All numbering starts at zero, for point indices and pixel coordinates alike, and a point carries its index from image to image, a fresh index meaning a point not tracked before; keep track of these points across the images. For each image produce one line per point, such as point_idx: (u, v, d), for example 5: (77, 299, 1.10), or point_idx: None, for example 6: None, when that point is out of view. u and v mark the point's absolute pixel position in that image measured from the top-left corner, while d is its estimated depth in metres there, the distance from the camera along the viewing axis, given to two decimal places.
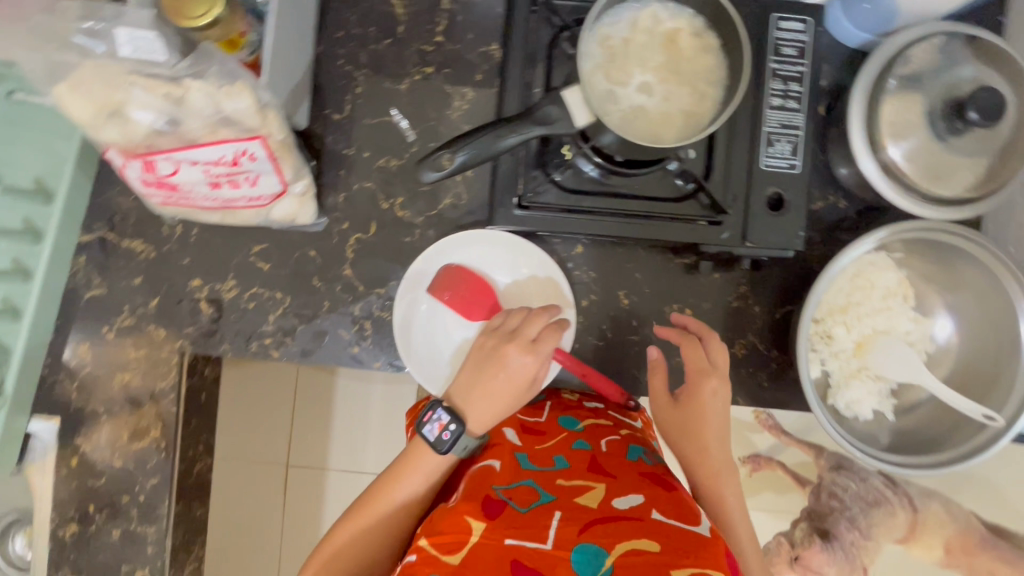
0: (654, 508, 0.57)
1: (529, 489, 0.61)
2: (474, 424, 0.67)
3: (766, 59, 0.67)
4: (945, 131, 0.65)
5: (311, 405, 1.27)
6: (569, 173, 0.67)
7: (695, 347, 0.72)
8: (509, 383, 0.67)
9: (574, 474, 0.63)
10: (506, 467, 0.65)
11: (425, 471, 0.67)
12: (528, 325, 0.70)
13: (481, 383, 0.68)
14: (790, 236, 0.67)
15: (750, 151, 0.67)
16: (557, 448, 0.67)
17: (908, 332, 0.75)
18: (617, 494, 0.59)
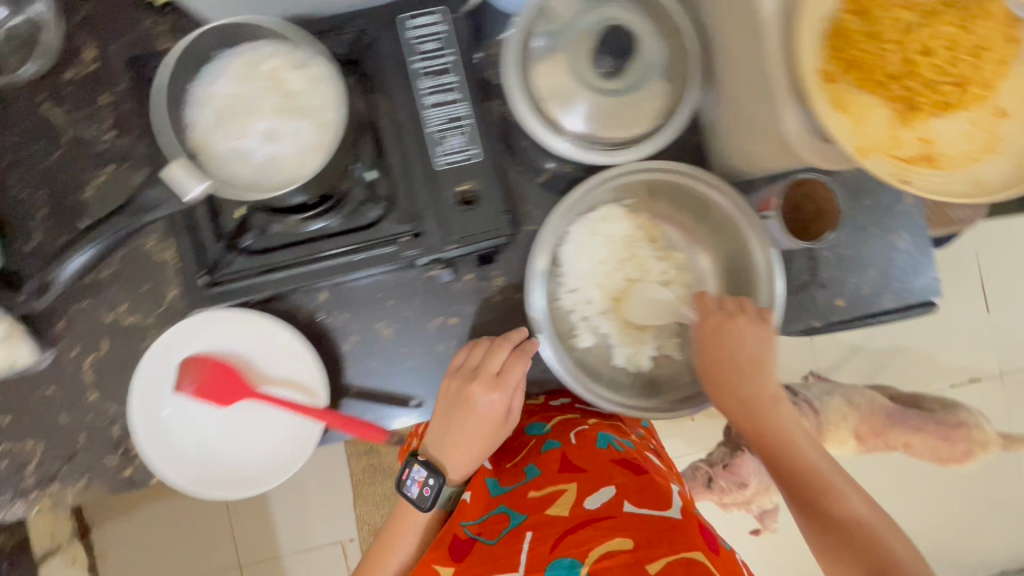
0: (625, 500, 0.62)
1: (501, 516, 0.66)
2: (455, 468, 0.72)
3: (408, 62, 0.65)
4: (600, 79, 0.64)
5: (246, 507, 1.30)
6: (255, 235, 0.65)
7: (725, 328, 0.68)
8: (482, 422, 0.71)
9: (546, 482, 0.68)
10: (478, 497, 0.71)
11: (413, 529, 0.74)
12: (490, 356, 0.71)
13: (444, 434, 0.71)
14: (489, 225, 0.65)
15: (423, 156, 0.65)
16: (530, 456, 0.73)
17: (663, 272, 0.75)
18: (588, 493, 0.64)
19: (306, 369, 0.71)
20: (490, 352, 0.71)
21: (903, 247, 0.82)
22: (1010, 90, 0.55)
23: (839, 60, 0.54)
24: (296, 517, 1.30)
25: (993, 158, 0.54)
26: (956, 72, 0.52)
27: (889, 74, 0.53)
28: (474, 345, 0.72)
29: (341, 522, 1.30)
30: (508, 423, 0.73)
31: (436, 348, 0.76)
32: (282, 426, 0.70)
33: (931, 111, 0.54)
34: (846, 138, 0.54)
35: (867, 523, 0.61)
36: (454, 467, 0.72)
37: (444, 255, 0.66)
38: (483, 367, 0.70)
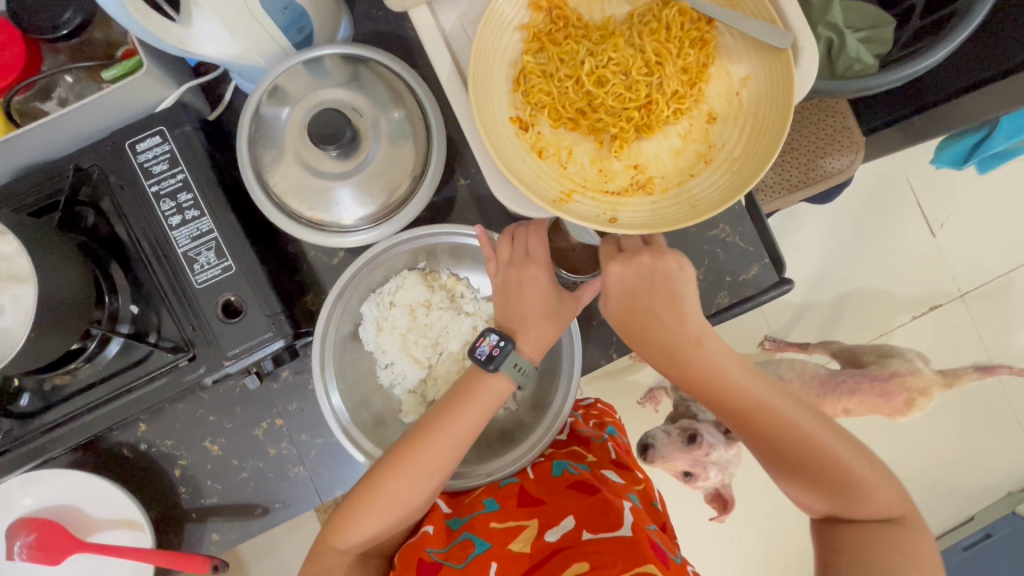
0: (583, 528, 0.62)
1: (466, 543, 0.65)
2: (527, 345, 0.65)
3: (142, 188, 0.63)
4: (338, 162, 0.63)
5: None
6: (32, 396, 0.64)
7: (629, 293, 0.62)
8: (541, 298, 0.64)
9: (505, 514, 0.67)
10: (440, 528, 0.68)
11: (418, 467, 0.62)
12: (533, 239, 0.65)
13: (520, 292, 0.65)
14: (261, 334, 0.64)
15: (178, 280, 0.64)
16: (485, 491, 0.71)
17: (474, 327, 0.73)
18: (548, 526, 0.64)
19: (128, 510, 0.70)
20: (515, 237, 0.66)
21: (730, 239, 0.78)
22: (713, 93, 0.52)
23: (532, 100, 0.51)
24: None
25: (708, 169, 0.51)
26: (637, 95, 0.50)
27: (579, 109, 0.51)
28: (498, 249, 0.66)
29: None
30: (564, 304, 0.65)
31: (270, 452, 0.75)
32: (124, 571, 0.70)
33: (632, 136, 0.51)
34: (551, 185, 0.51)
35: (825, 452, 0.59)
36: (496, 378, 0.64)
37: (226, 371, 0.64)
38: (533, 254, 0.65)
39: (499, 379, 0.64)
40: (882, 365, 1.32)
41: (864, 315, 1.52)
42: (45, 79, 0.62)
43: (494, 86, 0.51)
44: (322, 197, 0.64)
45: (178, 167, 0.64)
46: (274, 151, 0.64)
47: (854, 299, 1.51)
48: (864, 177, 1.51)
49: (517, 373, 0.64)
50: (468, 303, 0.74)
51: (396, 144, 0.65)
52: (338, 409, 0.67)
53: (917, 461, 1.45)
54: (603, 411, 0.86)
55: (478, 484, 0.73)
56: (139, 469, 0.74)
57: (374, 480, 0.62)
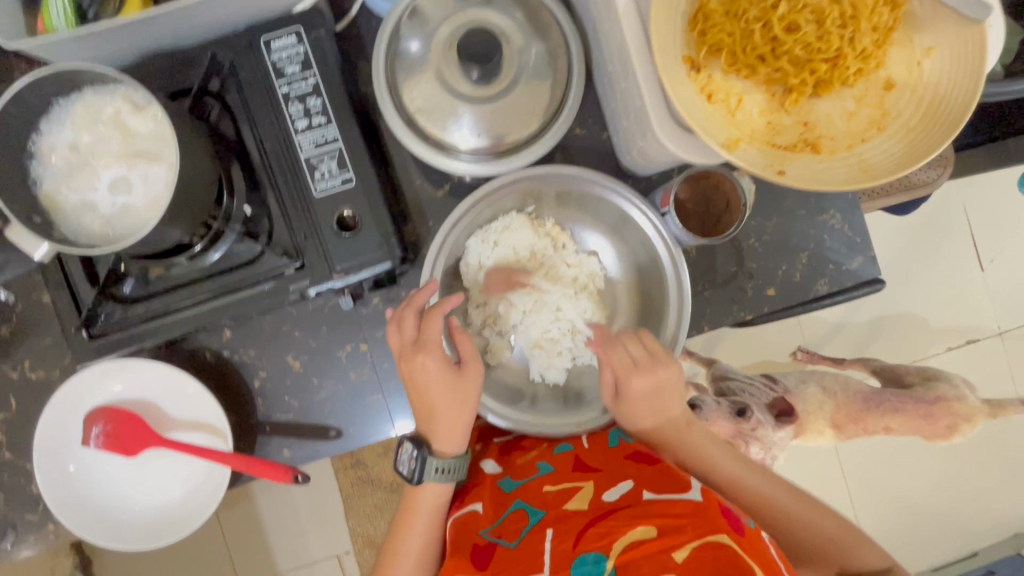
0: (644, 488, 0.60)
1: (519, 513, 0.62)
2: (440, 436, 0.65)
3: (272, 87, 0.62)
4: (473, 86, 0.62)
5: (244, 528, 1.39)
6: (134, 283, 0.63)
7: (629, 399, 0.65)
8: (443, 385, 0.63)
9: (560, 478, 0.66)
10: (489, 505, 0.67)
11: (427, 506, 0.67)
12: (421, 336, 0.64)
13: (418, 385, 0.64)
14: (373, 252, 0.63)
15: (296, 186, 0.62)
16: (538, 458, 0.71)
17: (573, 277, 0.73)
18: (604, 488, 0.62)
19: (209, 413, 0.70)
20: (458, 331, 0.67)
21: (837, 227, 0.76)
22: (895, 59, 0.50)
23: (709, 41, 0.50)
24: (290, 532, 1.41)
25: (879, 136, 0.49)
26: (827, 48, 0.47)
27: (760, 54, 0.49)
28: (401, 318, 0.65)
29: (337, 535, 1.41)
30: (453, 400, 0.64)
31: (350, 376, 0.74)
32: (197, 473, 0.70)
33: (807, 92, 0.49)
34: (719, 130, 0.49)
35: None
36: (438, 444, 0.65)
37: (331, 284, 0.64)
38: (422, 341, 0.64)
39: (442, 434, 0.65)
40: (928, 388, 1.31)
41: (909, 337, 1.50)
42: None
43: (671, 21, 0.50)
44: (450, 122, 0.63)
45: (310, 71, 0.62)
46: (408, 67, 0.62)
47: (902, 319, 1.50)
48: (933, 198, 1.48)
49: (439, 472, 0.65)
50: (570, 252, 0.74)
51: (531, 77, 0.63)
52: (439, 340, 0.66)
53: (938, 490, 1.45)
54: None
55: (564, 432, 0.68)
56: (220, 376, 0.73)
57: (407, 517, 0.67)
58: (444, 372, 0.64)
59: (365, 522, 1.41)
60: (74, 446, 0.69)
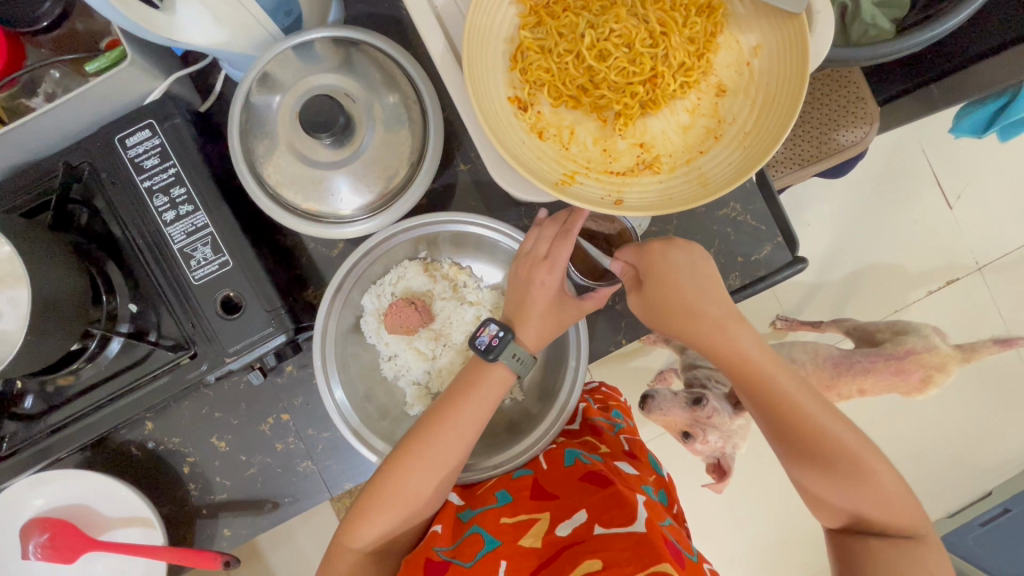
0: (595, 522, 0.59)
1: (476, 537, 0.62)
2: (527, 339, 0.64)
3: (134, 184, 0.62)
4: (331, 150, 0.61)
5: None
6: (35, 398, 0.64)
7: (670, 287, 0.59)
8: (549, 302, 0.62)
9: (517, 507, 0.65)
10: (449, 525, 0.66)
11: (432, 454, 0.62)
12: (557, 244, 0.61)
13: (532, 289, 0.62)
14: (261, 329, 0.63)
15: (175, 277, 0.62)
16: (498, 484, 0.69)
17: (476, 319, 0.72)
18: (559, 521, 0.62)
19: (136, 507, 0.70)
20: (541, 234, 0.62)
21: (740, 218, 0.75)
22: (721, 63, 0.49)
23: (530, 78, 0.49)
24: None
25: (718, 144, 0.48)
26: (641, 69, 0.47)
27: (580, 85, 0.49)
28: (542, 231, 0.63)
29: None
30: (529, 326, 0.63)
31: (277, 447, 0.74)
32: (134, 568, 0.70)
33: (636, 113, 0.48)
34: (552, 168, 0.48)
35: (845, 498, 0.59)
36: (497, 370, 0.63)
37: (227, 368, 0.63)
38: (542, 256, 0.62)
39: (502, 369, 0.63)
40: (897, 342, 1.29)
41: (878, 291, 1.48)
42: (29, 73, 0.60)
43: (489, 66, 0.49)
44: (313, 190, 0.62)
45: (169, 162, 0.62)
46: (265, 141, 0.62)
47: (867, 276, 1.48)
48: (878, 150, 1.45)
49: (514, 361, 0.63)
50: (471, 291, 0.72)
51: (390, 131, 0.63)
52: (343, 401, 0.66)
53: (937, 442, 1.42)
54: (609, 395, 0.86)
55: (484, 473, 0.72)
56: (148, 468, 0.73)
57: (379, 491, 0.62)
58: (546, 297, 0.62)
59: None
60: (14, 561, 0.70)
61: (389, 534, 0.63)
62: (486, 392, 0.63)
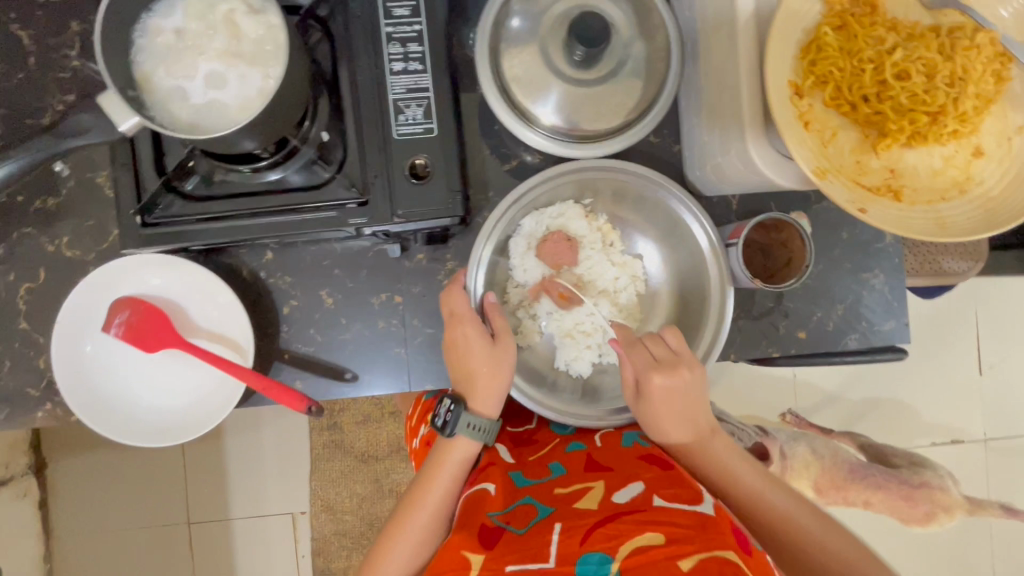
0: (656, 494, 0.56)
1: (528, 507, 0.59)
2: (475, 405, 0.65)
3: (378, 24, 0.63)
4: (573, 67, 0.62)
5: (205, 468, 1.45)
6: (198, 180, 0.63)
7: (636, 348, 0.65)
8: (481, 354, 0.64)
9: (571, 479, 0.62)
10: (501, 489, 0.63)
11: (448, 470, 0.65)
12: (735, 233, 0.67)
13: (455, 350, 0.65)
14: (439, 203, 0.63)
15: (380, 123, 0.63)
16: (552, 456, 0.68)
17: (615, 279, 0.72)
18: (615, 490, 0.58)
19: (235, 325, 0.70)
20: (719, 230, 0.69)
21: (877, 287, 0.78)
22: (988, 129, 0.51)
23: (819, 71, 0.51)
24: (247, 480, 1.46)
25: (960, 197, 0.51)
26: (931, 101, 0.49)
27: (865, 94, 0.51)
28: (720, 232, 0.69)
29: (297, 495, 1.47)
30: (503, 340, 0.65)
31: (378, 324, 0.74)
32: (206, 382, 0.69)
33: (901, 141, 0.51)
34: (811, 158, 0.50)
35: (788, 514, 0.58)
36: (459, 442, 0.65)
37: (389, 226, 0.64)
38: (461, 312, 0.65)
39: (465, 441, 0.65)
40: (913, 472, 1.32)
41: (897, 422, 1.47)
42: None
43: (786, 45, 0.51)
44: (540, 98, 0.64)
45: (417, 18, 0.63)
46: (512, 37, 0.64)
47: (895, 406, 1.48)
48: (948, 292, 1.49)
49: (472, 429, 0.64)
50: (618, 253, 0.73)
51: (628, 74, 0.64)
52: (477, 289, 0.67)
53: None
54: None
55: (585, 421, 0.69)
56: (250, 294, 0.73)
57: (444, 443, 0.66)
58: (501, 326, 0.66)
59: (325, 485, 1.47)
60: (90, 327, 0.68)
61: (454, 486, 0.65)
62: (505, 385, 0.65)
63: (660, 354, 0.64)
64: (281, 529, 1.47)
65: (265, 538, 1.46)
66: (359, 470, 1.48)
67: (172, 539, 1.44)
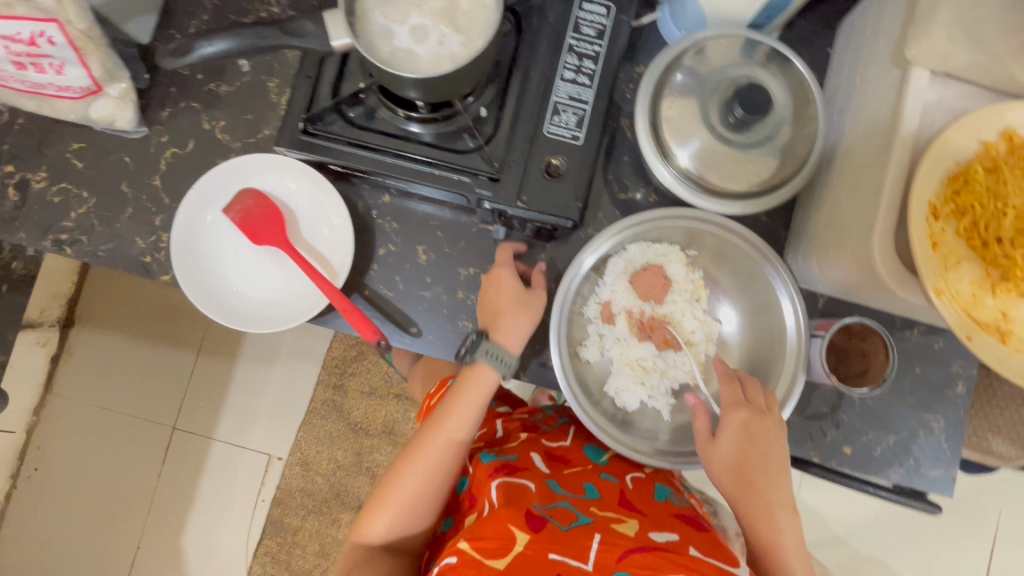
0: (691, 545, 0.61)
1: (567, 511, 0.65)
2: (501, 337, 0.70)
3: (564, 35, 0.69)
4: (722, 127, 0.67)
5: (207, 380, 1.47)
6: (361, 111, 0.70)
7: (731, 386, 0.67)
8: (515, 289, 0.71)
9: (605, 504, 0.67)
10: (539, 490, 0.68)
11: (457, 420, 0.71)
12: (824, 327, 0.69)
13: (493, 287, 0.72)
14: (561, 205, 0.68)
15: (536, 118, 0.68)
16: (586, 476, 0.72)
17: (691, 331, 0.74)
18: (650, 529, 0.63)
19: (339, 254, 0.74)
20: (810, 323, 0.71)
21: (935, 432, 0.77)
22: None
23: (960, 201, 0.54)
24: (240, 409, 1.47)
25: None
26: None
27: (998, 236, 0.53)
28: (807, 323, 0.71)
29: (281, 438, 1.47)
30: (534, 292, 0.72)
31: (457, 293, 0.78)
32: (295, 291, 0.74)
33: (1019, 290, 0.53)
34: (930, 275, 0.52)
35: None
36: (480, 368, 0.70)
37: (509, 209, 0.68)
38: (507, 258, 0.74)
39: (485, 368, 0.70)
40: None
41: None
42: None
43: (937, 167, 0.54)
44: (685, 143, 0.68)
45: (599, 41, 0.70)
46: (677, 83, 0.69)
47: None
48: (977, 479, 1.43)
49: (499, 356, 0.70)
50: (701, 309, 0.75)
51: (770, 151, 0.68)
52: (574, 276, 0.70)
53: None
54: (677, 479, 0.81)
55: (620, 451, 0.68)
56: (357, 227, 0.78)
57: (461, 384, 0.71)
58: (535, 281, 0.74)
59: (311, 440, 1.48)
60: (215, 205, 0.74)
61: (459, 431, 0.71)
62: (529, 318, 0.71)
63: (753, 400, 0.66)
64: (253, 466, 1.46)
65: (235, 470, 1.46)
66: (347, 437, 1.49)
67: (154, 435, 1.45)
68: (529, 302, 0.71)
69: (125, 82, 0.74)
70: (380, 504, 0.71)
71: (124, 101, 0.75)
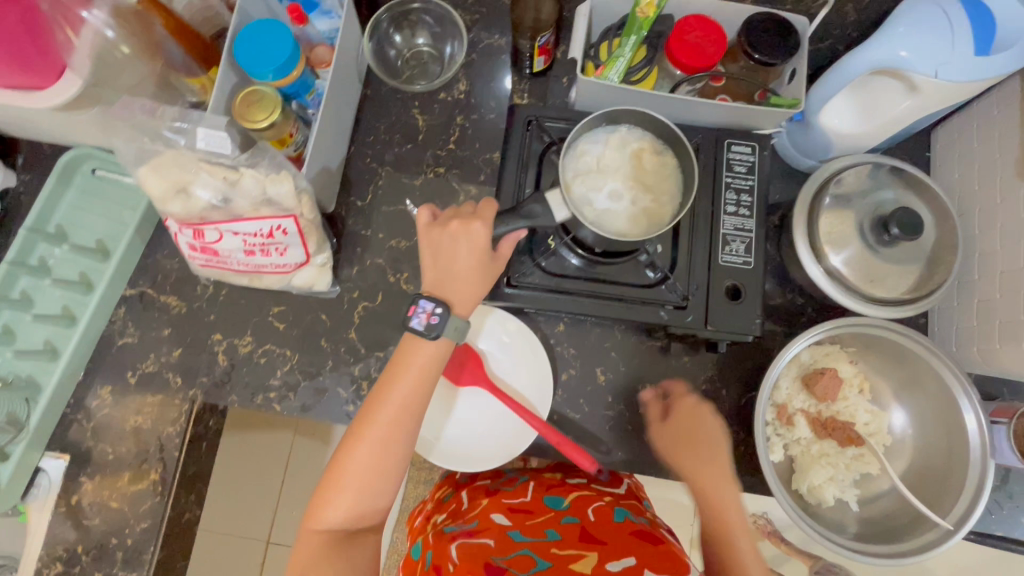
0: (645, 567, 0.60)
1: (527, 558, 0.63)
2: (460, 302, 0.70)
3: (720, 175, 0.80)
4: (877, 242, 0.76)
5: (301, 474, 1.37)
6: (552, 258, 0.78)
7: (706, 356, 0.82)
8: (477, 255, 0.69)
9: (565, 544, 0.65)
10: (500, 541, 0.67)
11: (411, 370, 0.67)
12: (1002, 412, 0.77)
13: (457, 249, 0.70)
14: (746, 323, 0.75)
15: (709, 249, 0.78)
16: (547, 522, 0.70)
17: (866, 423, 0.81)
18: (609, 559, 0.61)
19: (534, 385, 0.82)
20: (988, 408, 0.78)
21: None
22: None
23: None
24: None
25: None
26: None
27: None
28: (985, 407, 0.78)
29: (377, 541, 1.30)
30: (496, 260, 0.71)
31: (639, 409, 0.84)
32: (499, 420, 0.82)
33: None
34: None
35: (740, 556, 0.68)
36: (423, 348, 0.68)
37: (698, 331, 0.76)
38: (483, 213, 0.70)
39: (445, 343, 0.69)
40: None
41: None
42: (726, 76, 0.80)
43: None
44: (848, 259, 0.77)
45: (750, 176, 0.80)
46: (827, 205, 0.79)
47: None
48: None
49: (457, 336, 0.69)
50: (868, 401, 0.82)
51: (919, 259, 0.77)
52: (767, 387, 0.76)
53: None
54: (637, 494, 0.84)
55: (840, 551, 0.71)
56: None
57: (400, 361, 0.68)
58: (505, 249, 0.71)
59: None
60: None
61: (425, 384, 0.67)
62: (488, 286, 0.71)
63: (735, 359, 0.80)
64: None
65: None
66: None
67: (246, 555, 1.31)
68: (485, 216, 0.69)
69: (328, 252, 0.82)
70: (337, 483, 0.65)
71: (323, 268, 0.82)
